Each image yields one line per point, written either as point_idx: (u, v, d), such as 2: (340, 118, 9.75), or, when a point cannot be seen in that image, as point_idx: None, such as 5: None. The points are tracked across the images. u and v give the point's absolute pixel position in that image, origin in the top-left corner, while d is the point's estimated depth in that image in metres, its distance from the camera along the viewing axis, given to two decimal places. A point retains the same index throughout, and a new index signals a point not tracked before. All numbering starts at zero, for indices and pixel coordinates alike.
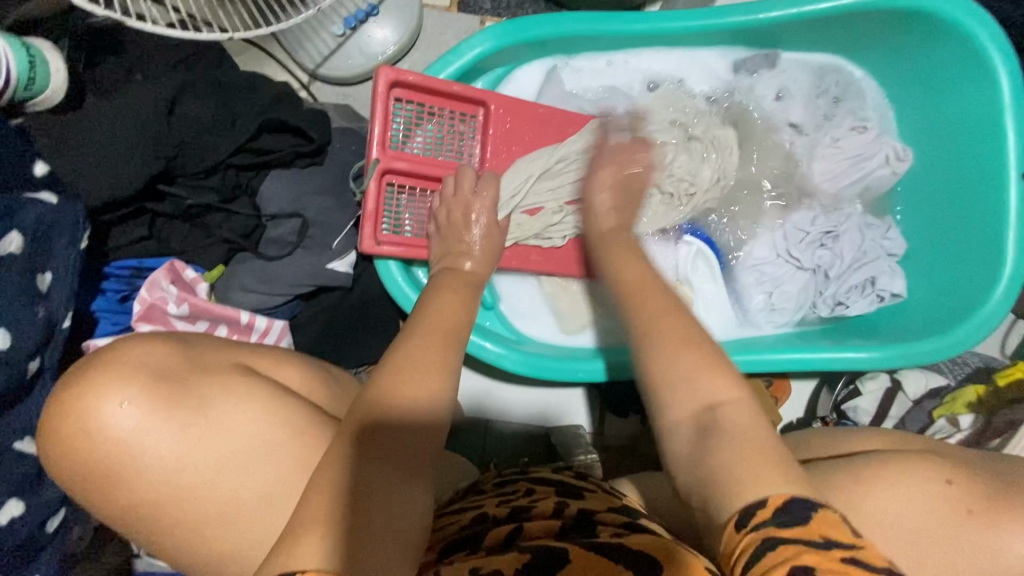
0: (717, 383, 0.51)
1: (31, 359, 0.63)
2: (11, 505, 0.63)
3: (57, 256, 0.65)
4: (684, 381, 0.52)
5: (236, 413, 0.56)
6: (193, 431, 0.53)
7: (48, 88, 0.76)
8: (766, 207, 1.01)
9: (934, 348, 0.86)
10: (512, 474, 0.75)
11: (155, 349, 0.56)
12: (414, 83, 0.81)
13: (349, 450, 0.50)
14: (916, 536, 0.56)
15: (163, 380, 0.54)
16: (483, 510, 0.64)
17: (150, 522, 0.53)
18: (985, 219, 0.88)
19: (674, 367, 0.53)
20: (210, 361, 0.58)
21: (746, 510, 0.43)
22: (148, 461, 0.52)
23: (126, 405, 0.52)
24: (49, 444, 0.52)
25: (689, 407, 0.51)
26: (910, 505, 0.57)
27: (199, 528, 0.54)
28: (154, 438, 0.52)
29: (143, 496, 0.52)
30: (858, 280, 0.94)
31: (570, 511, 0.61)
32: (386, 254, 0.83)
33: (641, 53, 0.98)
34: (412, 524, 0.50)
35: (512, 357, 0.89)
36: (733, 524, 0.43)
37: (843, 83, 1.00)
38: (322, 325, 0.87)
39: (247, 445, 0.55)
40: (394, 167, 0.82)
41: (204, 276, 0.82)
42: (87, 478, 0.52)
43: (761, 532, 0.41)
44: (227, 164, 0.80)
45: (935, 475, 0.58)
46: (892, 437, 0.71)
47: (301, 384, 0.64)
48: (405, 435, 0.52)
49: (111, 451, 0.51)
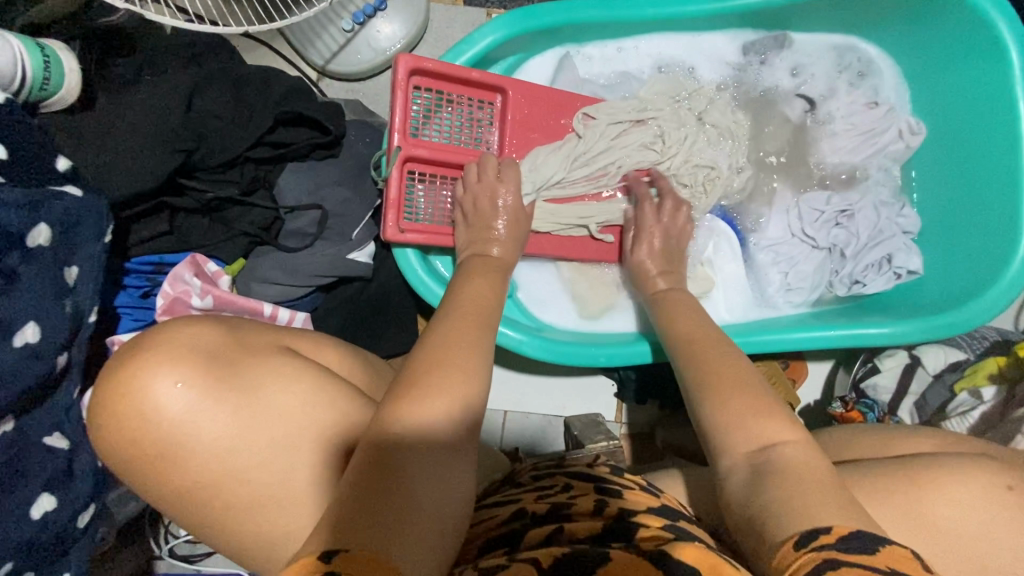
0: (771, 424, 0.56)
1: (59, 353, 0.63)
2: (43, 499, 0.62)
3: (84, 249, 0.65)
4: (738, 424, 0.57)
5: (283, 395, 0.57)
6: (243, 413, 0.55)
7: (61, 89, 0.76)
8: (781, 187, 1.01)
9: (953, 321, 0.86)
10: (548, 468, 0.75)
11: (204, 333, 0.58)
12: (432, 70, 0.82)
13: (387, 426, 0.52)
14: (974, 543, 0.58)
15: (215, 361, 0.56)
16: (523, 505, 0.65)
17: (200, 506, 0.54)
18: (999, 191, 0.89)
19: (728, 412, 0.58)
20: (256, 345, 0.60)
21: (807, 533, 0.44)
22: (203, 441, 0.53)
23: (179, 385, 0.53)
24: (103, 426, 0.53)
25: (746, 446, 0.55)
26: (973, 511, 0.58)
27: (246, 512, 0.55)
28: (202, 420, 0.54)
29: (191, 478, 0.54)
30: (874, 258, 0.95)
31: (610, 509, 0.63)
32: (408, 241, 0.84)
33: (650, 38, 0.99)
34: (450, 505, 0.51)
35: (533, 343, 0.90)
36: (792, 542, 0.44)
37: (864, 58, 1.01)
38: (343, 316, 0.88)
39: (294, 425, 0.56)
40: (415, 155, 0.83)
41: (225, 270, 0.82)
42: (139, 463, 0.53)
43: (823, 552, 0.42)
44: (245, 157, 0.80)
45: (996, 482, 0.59)
46: (944, 440, 0.73)
47: (344, 366, 0.67)
48: (443, 404, 0.54)
49: (164, 432, 0.53)
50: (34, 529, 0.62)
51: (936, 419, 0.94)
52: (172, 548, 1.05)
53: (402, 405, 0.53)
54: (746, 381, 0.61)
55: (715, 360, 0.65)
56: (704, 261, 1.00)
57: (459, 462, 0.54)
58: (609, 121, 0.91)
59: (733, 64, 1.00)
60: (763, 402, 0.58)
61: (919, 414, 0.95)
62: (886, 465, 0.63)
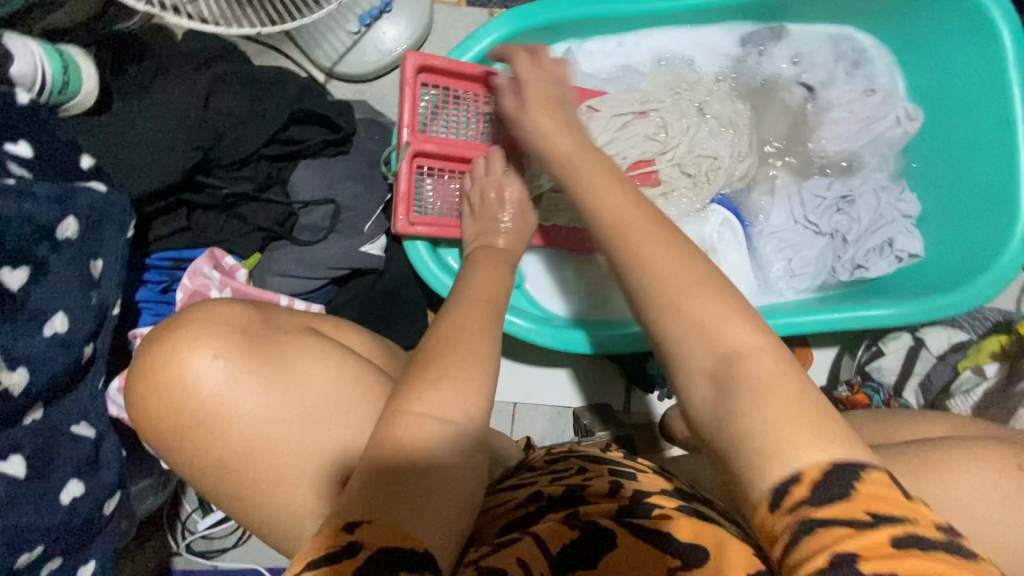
0: (735, 326, 0.46)
1: (86, 344, 0.66)
2: (72, 484, 0.65)
3: (109, 244, 0.68)
4: (699, 332, 0.46)
5: (313, 371, 0.59)
6: (278, 387, 0.56)
7: (79, 93, 0.79)
8: (782, 175, 1.03)
9: (955, 302, 0.87)
10: (562, 453, 0.76)
11: (233, 312, 0.59)
12: (441, 67, 0.85)
13: (407, 405, 0.52)
14: (993, 527, 0.58)
15: (248, 337, 0.57)
16: (539, 489, 0.65)
17: (234, 480, 0.57)
18: (996, 174, 0.91)
19: (683, 319, 0.47)
20: (285, 325, 0.62)
21: (783, 480, 0.39)
22: (241, 413, 0.55)
23: (215, 358, 0.55)
24: (144, 399, 0.55)
25: (707, 356, 0.45)
26: (994, 493, 0.59)
27: (278, 485, 0.56)
28: (240, 394, 0.55)
29: (232, 449, 0.56)
30: (876, 243, 0.97)
31: (626, 491, 0.63)
32: (418, 234, 0.86)
33: (650, 33, 1.01)
34: (473, 481, 0.53)
35: (541, 331, 0.92)
36: (766, 504, 0.40)
37: (859, 48, 1.04)
38: (354, 309, 0.89)
39: (325, 401, 0.58)
40: (424, 150, 0.85)
41: (242, 264, 0.85)
42: (177, 435, 0.55)
43: (798, 514, 0.38)
44: (259, 155, 0.82)
45: (1012, 463, 0.60)
46: (959, 424, 0.73)
47: (363, 346, 0.69)
48: (460, 384, 0.54)
49: (207, 403, 0.55)
50: (63, 513, 0.64)
51: (940, 399, 0.95)
52: (189, 544, 1.07)
53: (416, 383, 0.53)
54: (697, 273, 0.48)
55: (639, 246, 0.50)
56: (710, 248, 1.01)
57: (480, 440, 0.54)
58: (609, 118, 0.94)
59: (731, 56, 1.02)
60: (725, 303, 0.47)
61: (924, 394, 0.97)
62: (906, 457, 0.64)
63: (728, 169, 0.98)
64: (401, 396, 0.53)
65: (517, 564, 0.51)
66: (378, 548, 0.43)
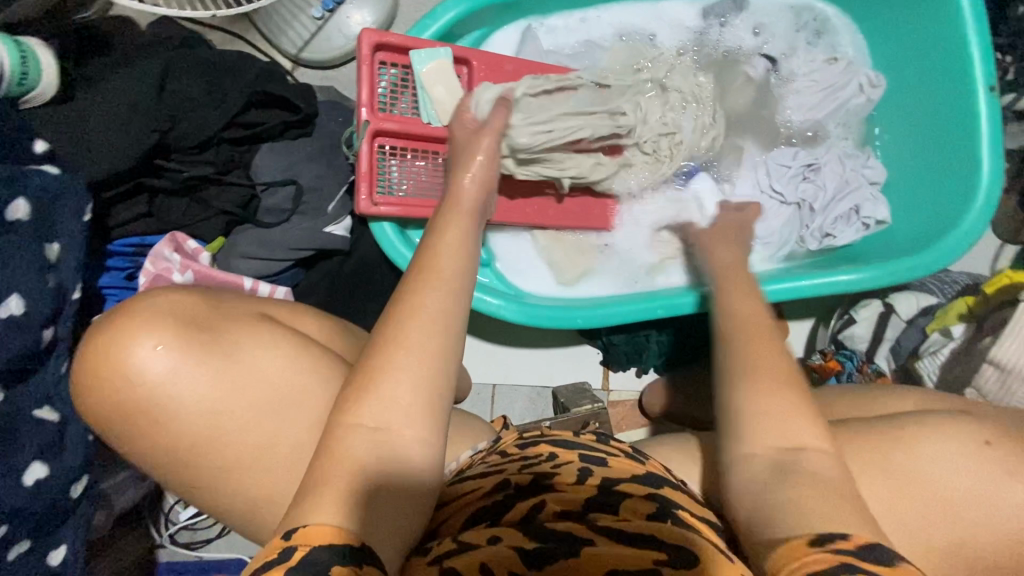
0: (803, 430, 0.54)
1: (46, 326, 0.66)
2: (35, 467, 0.65)
3: (65, 226, 0.68)
4: (778, 419, 0.54)
5: (257, 360, 0.62)
6: (223, 377, 0.60)
7: (42, 83, 0.76)
8: (749, 146, 1.04)
9: (920, 264, 0.88)
10: (533, 436, 0.76)
11: (181, 300, 0.63)
12: (396, 45, 0.86)
13: (348, 417, 0.53)
14: (950, 494, 0.60)
15: (189, 327, 0.61)
16: (507, 476, 0.66)
17: (178, 469, 0.61)
18: (959, 135, 0.91)
19: (770, 412, 0.55)
20: (233, 313, 0.65)
21: (822, 534, 0.47)
22: (182, 401, 0.59)
23: (157, 347, 0.58)
24: (85, 387, 0.59)
25: (774, 443, 0.54)
26: (953, 461, 0.60)
27: (222, 475, 0.61)
28: (184, 381, 0.59)
29: (175, 438, 0.60)
30: (843, 210, 0.97)
31: (593, 480, 0.65)
32: (383, 214, 0.86)
33: (611, 8, 1.01)
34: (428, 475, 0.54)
35: (510, 308, 0.92)
36: (805, 540, 0.47)
37: (820, 18, 1.04)
38: (323, 292, 0.91)
39: (266, 389, 0.62)
40: (385, 129, 0.86)
41: (205, 247, 0.84)
42: (126, 422, 0.59)
43: (840, 555, 0.45)
44: (220, 139, 0.82)
45: (973, 437, 0.61)
46: (925, 398, 0.74)
47: (321, 334, 0.73)
48: (411, 371, 0.53)
49: (145, 391, 0.58)
50: (26, 496, 0.64)
51: (911, 361, 0.95)
52: (172, 535, 1.07)
53: (349, 393, 0.53)
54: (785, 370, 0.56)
55: (758, 348, 0.58)
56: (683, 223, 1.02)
57: (434, 399, 0.54)
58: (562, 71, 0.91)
59: (695, 28, 1.02)
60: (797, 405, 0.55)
61: (895, 359, 0.97)
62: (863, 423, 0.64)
63: (693, 139, 0.99)
64: (361, 380, 0.54)
65: (479, 570, 0.51)
66: (320, 547, 0.45)
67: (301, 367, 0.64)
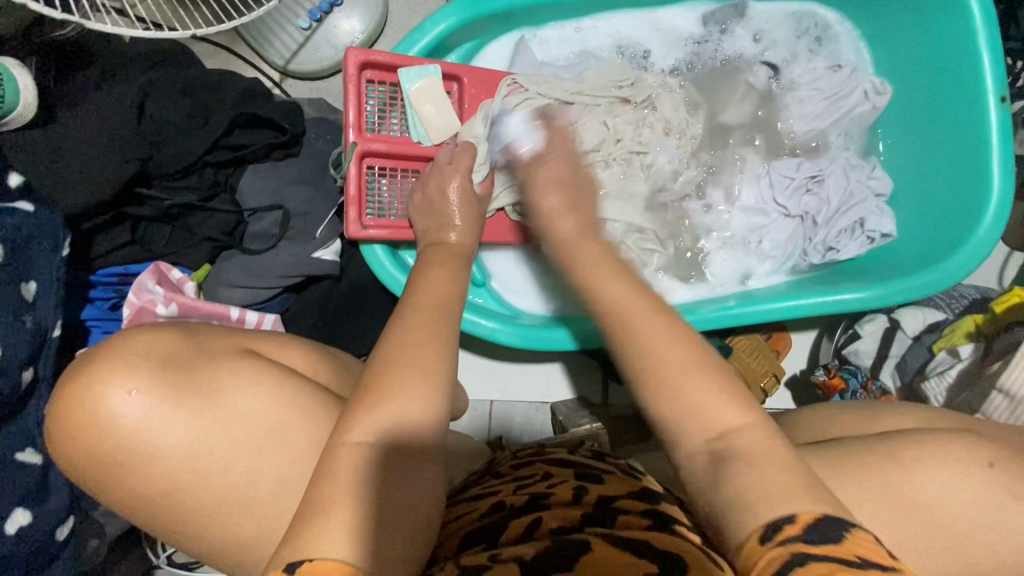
0: (721, 409, 0.50)
1: (25, 368, 0.65)
2: (17, 514, 0.63)
3: (40, 264, 0.66)
4: (699, 409, 0.51)
5: (236, 401, 0.60)
6: (201, 420, 0.59)
7: (18, 105, 0.67)
8: (752, 156, 1.00)
9: (930, 281, 0.85)
10: (527, 456, 0.76)
11: (160, 341, 0.61)
12: (383, 63, 0.83)
13: (344, 435, 0.51)
14: (953, 521, 0.57)
15: (167, 368, 0.59)
16: (501, 498, 0.65)
17: (163, 511, 0.58)
18: (969, 147, 0.88)
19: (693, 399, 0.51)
20: (215, 350, 0.64)
21: (771, 525, 0.41)
22: (158, 447, 0.57)
23: (133, 392, 0.57)
24: (58, 439, 0.57)
25: (700, 437, 0.50)
26: (957, 486, 0.57)
27: (209, 517, 0.59)
28: (160, 427, 0.57)
29: (154, 485, 0.57)
30: (847, 223, 0.94)
31: (589, 498, 0.63)
32: (373, 237, 0.84)
33: (608, 17, 0.98)
34: (424, 503, 0.53)
35: (506, 331, 0.89)
36: (756, 538, 0.42)
37: (822, 24, 1.00)
38: (313, 314, 0.88)
39: (252, 426, 0.61)
40: (373, 150, 0.83)
41: (190, 276, 0.83)
42: (104, 470, 0.56)
43: (789, 546, 0.39)
44: (203, 163, 0.80)
45: (977, 459, 0.58)
46: (924, 415, 0.69)
47: (303, 365, 0.71)
48: (401, 405, 0.53)
49: (121, 436, 0.56)
50: (8, 544, 0.62)
51: (917, 379, 0.93)
52: (170, 557, 1.05)
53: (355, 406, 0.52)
54: (699, 359, 0.53)
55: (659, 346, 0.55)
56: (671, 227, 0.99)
57: (426, 430, 0.54)
58: (539, 93, 0.90)
59: (693, 37, 0.99)
60: (720, 384, 0.52)
61: (902, 376, 0.95)
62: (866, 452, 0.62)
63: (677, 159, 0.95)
64: (355, 407, 0.53)
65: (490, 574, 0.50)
66: None
67: (293, 407, 0.62)
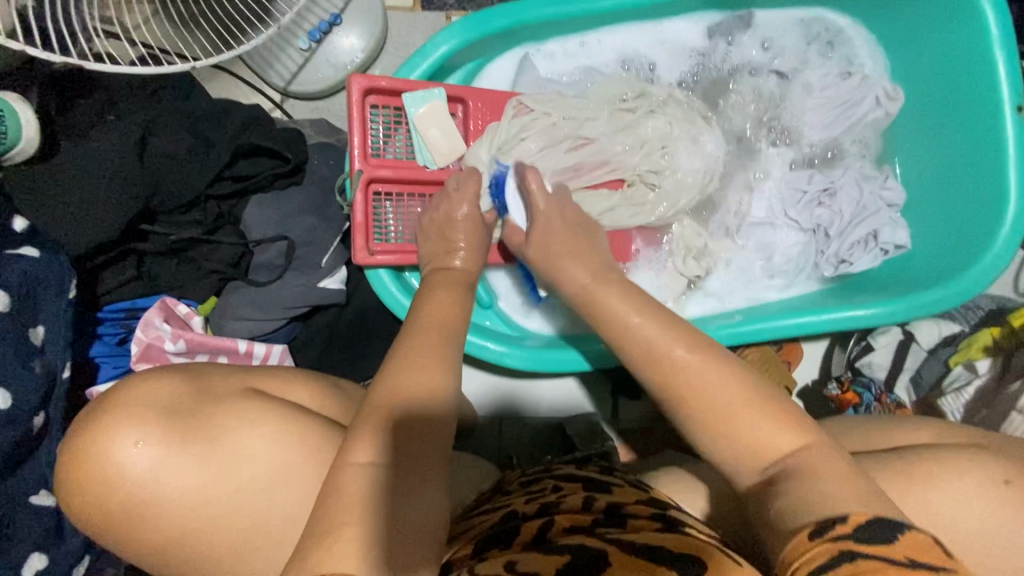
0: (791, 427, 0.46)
1: (35, 414, 0.65)
2: (34, 558, 0.64)
3: (47, 309, 0.66)
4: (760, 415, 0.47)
5: (243, 442, 0.60)
6: (208, 464, 0.58)
7: (22, 140, 0.68)
8: (764, 167, 0.99)
9: (946, 296, 0.83)
10: (538, 474, 0.75)
11: (166, 389, 0.60)
12: (388, 88, 0.82)
13: (348, 456, 0.50)
14: (969, 544, 0.54)
15: (172, 417, 0.59)
16: (513, 509, 0.64)
17: (173, 558, 0.58)
18: (985, 158, 0.85)
19: None
20: (221, 391, 0.63)
21: (820, 523, 0.40)
22: (167, 495, 0.56)
23: (138, 443, 0.56)
24: (70, 496, 0.56)
25: (758, 449, 0.47)
26: (971, 506, 0.54)
27: (220, 561, 0.59)
28: (168, 476, 0.57)
29: (165, 533, 0.57)
30: (859, 236, 0.92)
31: (598, 504, 0.61)
32: (381, 263, 0.83)
33: (610, 31, 0.97)
34: (431, 526, 0.51)
35: (515, 354, 0.88)
36: (805, 533, 0.40)
37: (833, 29, 0.98)
38: (321, 344, 0.88)
39: (259, 465, 0.60)
40: (379, 176, 0.83)
41: (197, 310, 0.83)
42: (110, 523, 0.56)
43: (838, 543, 0.38)
44: (206, 196, 0.80)
45: (990, 475, 0.55)
46: (938, 429, 0.65)
47: (314, 403, 0.69)
48: (411, 443, 0.52)
49: (129, 488, 0.56)
50: None
51: (932, 397, 0.92)
52: None
53: (356, 435, 0.51)
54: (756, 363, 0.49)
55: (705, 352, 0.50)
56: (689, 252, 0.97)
57: (438, 471, 0.54)
58: (545, 112, 0.89)
59: (698, 49, 0.98)
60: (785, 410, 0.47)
61: (916, 391, 0.94)
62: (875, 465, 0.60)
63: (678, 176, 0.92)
64: (354, 435, 0.51)
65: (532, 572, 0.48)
66: None
67: (299, 446, 0.61)
